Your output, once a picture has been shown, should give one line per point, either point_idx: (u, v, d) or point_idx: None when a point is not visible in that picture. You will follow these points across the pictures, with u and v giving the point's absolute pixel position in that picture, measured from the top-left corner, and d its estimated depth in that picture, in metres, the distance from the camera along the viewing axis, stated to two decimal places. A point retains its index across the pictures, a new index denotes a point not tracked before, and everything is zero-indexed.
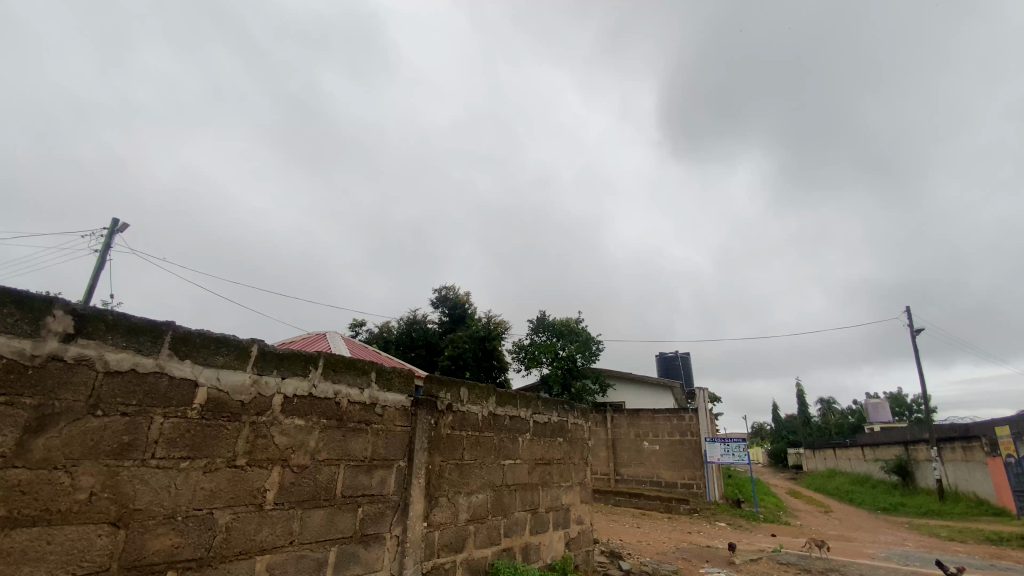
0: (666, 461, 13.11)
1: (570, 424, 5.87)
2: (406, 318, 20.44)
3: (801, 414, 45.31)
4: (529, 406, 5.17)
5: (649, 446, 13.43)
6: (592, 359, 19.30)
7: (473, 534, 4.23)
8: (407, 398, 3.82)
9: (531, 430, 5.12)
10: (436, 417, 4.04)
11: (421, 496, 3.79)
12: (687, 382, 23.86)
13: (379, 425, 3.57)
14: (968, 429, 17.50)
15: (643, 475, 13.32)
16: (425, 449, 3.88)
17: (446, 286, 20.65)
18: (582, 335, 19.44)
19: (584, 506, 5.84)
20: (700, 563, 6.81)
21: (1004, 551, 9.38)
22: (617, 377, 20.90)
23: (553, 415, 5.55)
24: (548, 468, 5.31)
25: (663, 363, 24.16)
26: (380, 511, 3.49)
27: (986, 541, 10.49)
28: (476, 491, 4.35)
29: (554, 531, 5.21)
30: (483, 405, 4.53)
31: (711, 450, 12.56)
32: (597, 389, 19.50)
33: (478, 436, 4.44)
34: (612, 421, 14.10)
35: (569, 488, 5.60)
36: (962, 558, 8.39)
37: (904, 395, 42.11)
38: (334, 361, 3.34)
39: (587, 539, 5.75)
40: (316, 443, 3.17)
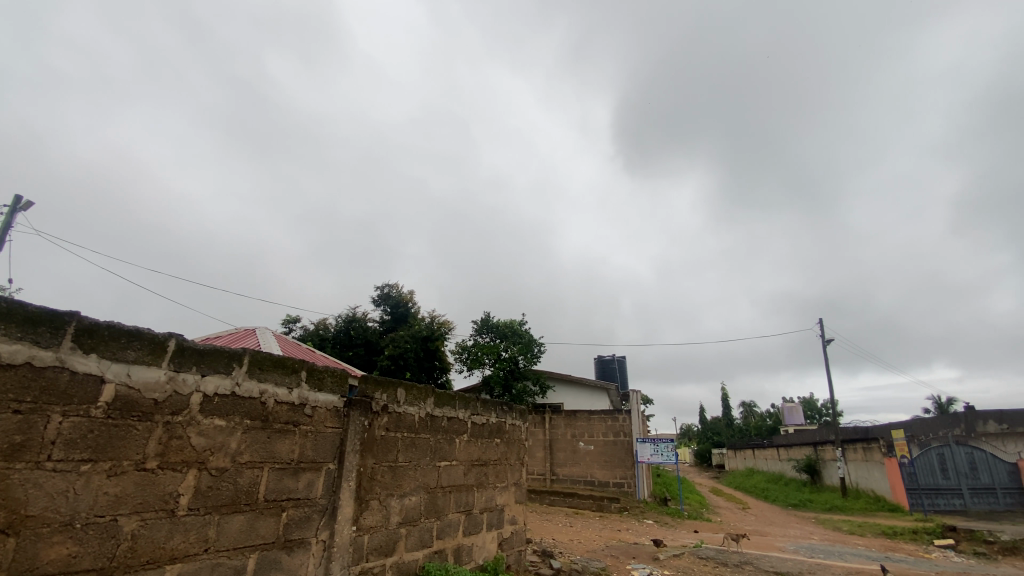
0: (600, 461, 13.49)
1: (508, 425, 5.90)
2: (345, 315, 19.80)
3: (726, 416, 48.13)
4: (468, 407, 5.16)
5: (584, 446, 13.78)
6: (533, 360, 19.55)
7: (404, 537, 4.17)
8: (339, 398, 3.71)
9: (468, 431, 5.11)
10: (371, 418, 3.95)
11: (350, 499, 3.69)
12: (623, 384, 24.71)
13: (308, 427, 3.44)
14: (869, 432, 19.27)
15: (578, 474, 13.65)
16: (356, 451, 3.78)
17: (389, 284, 20.20)
18: (525, 336, 19.67)
19: (518, 507, 5.89)
20: (627, 559, 7.06)
21: (896, 544, 10.42)
22: (557, 378, 21.29)
23: (491, 416, 5.56)
24: (485, 469, 5.32)
25: (601, 366, 24.80)
26: (306, 515, 3.37)
27: (882, 534, 11.57)
28: (409, 493, 4.29)
29: (487, 532, 5.22)
30: (420, 405, 4.48)
31: (642, 450, 13.08)
32: (537, 390, 19.76)
33: (414, 438, 4.38)
34: (551, 421, 14.35)
35: (504, 489, 5.64)
36: (862, 551, 9.23)
37: (815, 400, 45.90)
38: (261, 359, 3.19)
39: (519, 539, 5.80)
40: (237, 445, 3.01)
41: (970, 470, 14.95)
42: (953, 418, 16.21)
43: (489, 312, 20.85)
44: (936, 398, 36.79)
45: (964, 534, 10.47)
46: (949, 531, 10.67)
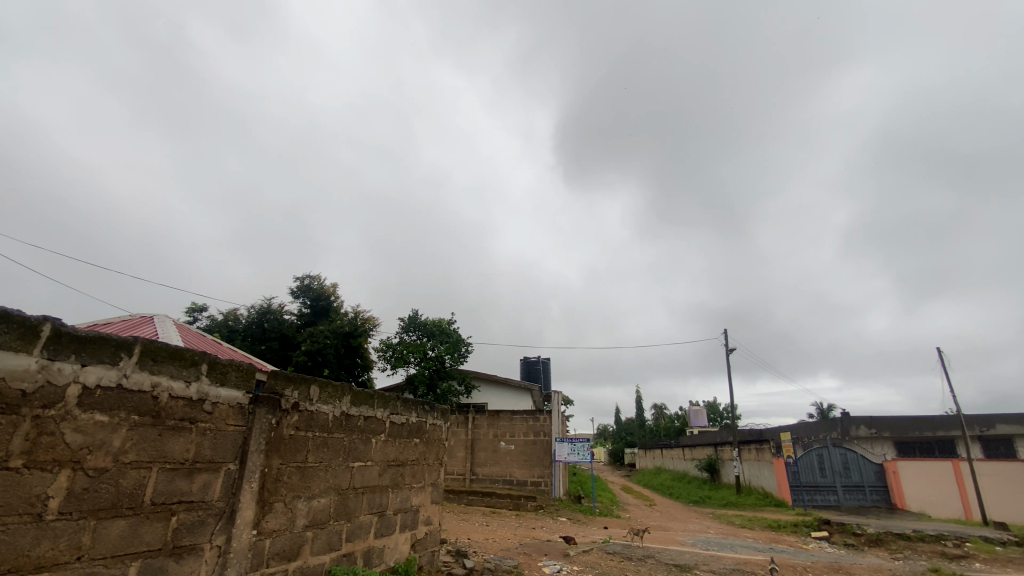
0: (519, 461, 13.71)
1: (428, 424, 5.84)
2: (260, 306, 18.62)
3: (639, 417, 50.82)
4: (387, 406, 5.05)
5: (505, 446, 13.93)
6: (459, 360, 19.47)
7: (310, 540, 4.00)
8: (244, 394, 3.49)
9: (386, 431, 5.00)
10: (279, 416, 3.75)
11: (252, 502, 3.48)
12: (546, 385, 25.28)
13: (206, 424, 3.21)
14: (763, 434, 21.17)
15: (497, 474, 13.79)
16: (261, 451, 3.57)
17: (311, 275, 19.27)
18: (453, 336, 19.58)
19: (434, 507, 5.84)
20: (539, 557, 7.22)
21: (780, 536, 11.54)
22: (482, 378, 21.38)
23: (411, 416, 5.48)
24: (401, 469, 5.22)
25: (526, 367, 25.18)
26: (200, 520, 3.14)
27: (768, 527, 12.74)
28: (319, 495, 4.13)
29: (400, 533, 5.14)
30: (335, 404, 4.32)
31: (560, 449, 13.47)
32: (462, 390, 19.71)
33: (326, 438, 4.21)
34: (473, 421, 14.38)
35: (419, 489, 5.56)
36: (751, 543, 10.14)
37: (717, 404, 49.69)
38: (154, 349, 2.92)
39: (433, 540, 5.76)
40: (122, 443, 2.74)
41: (843, 470, 16.90)
42: (831, 422, 18.51)
43: (417, 309, 20.52)
44: (818, 404, 41.21)
45: (837, 527, 11.78)
46: (824, 524, 11.97)
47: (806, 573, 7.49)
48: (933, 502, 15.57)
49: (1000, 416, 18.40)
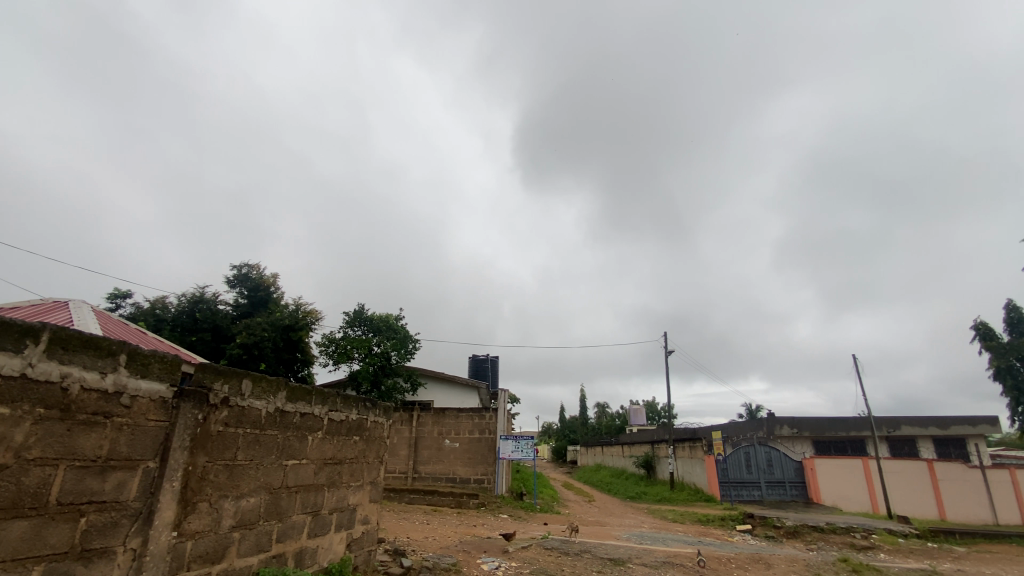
0: (463, 458, 13.68)
1: (369, 422, 5.72)
2: (192, 294, 17.55)
3: (582, 415, 52.02)
4: (325, 403, 4.90)
5: (449, 444, 13.86)
6: (406, 356, 19.16)
7: (237, 542, 3.83)
8: (168, 388, 3.28)
9: (324, 428, 4.86)
10: (206, 411, 3.56)
11: (172, 502, 3.29)
12: (493, 383, 25.33)
13: (123, 419, 2.99)
14: (697, 432, 22.23)
15: (440, 472, 13.71)
16: (185, 448, 3.38)
17: (249, 264, 18.38)
18: (400, 332, 19.25)
19: (372, 506, 5.73)
20: (478, 553, 7.24)
21: (708, 530, 12.17)
22: (429, 375, 21.15)
23: (352, 413, 5.35)
24: (338, 468, 5.10)
25: (474, 365, 25.12)
26: (112, 521, 2.92)
27: (698, 521, 13.41)
28: (248, 494, 3.95)
29: (335, 532, 5.00)
30: (268, 400, 4.14)
31: (503, 447, 13.46)
32: (407, 387, 19.42)
33: (259, 434, 4.04)
34: (418, 419, 14.21)
35: (358, 488, 5.44)
36: (682, 536, 10.62)
37: (656, 404, 51.73)
38: (65, 337, 2.69)
39: (370, 539, 5.65)
40: (26, 438, 2.52)
41: (767, 466, 18.05)
42: (759, 422, 19.82)
43: (363, 304, 20.02)
44: (748, 405, 43.77)
45: (759, 520, 12.55)
46: (748, 518, 12.72)
47: (730, 564, 7.92)
48: (845, 497, 16.89)
49: (905, 418, 20.16)
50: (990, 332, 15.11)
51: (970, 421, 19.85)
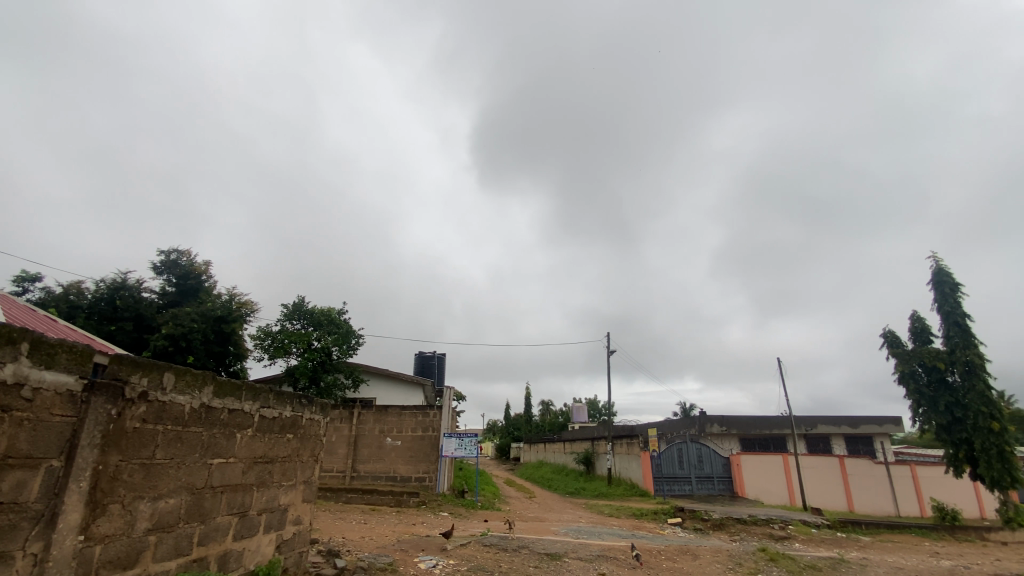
0: (404, 457, 13.47)
1: (304, 419, 5.50)
2: (112, 280, 16.15)
3: (526, 413, 52.60)
4: (256, 399, 4.68)
5: (390, 442, 13.60)
6: (348, 352, 18.61)
7: (153, 545, 3.59)
8: (77, 380, 3.02)
9: (254, 426, 4.64)
10: (120, 407, 3.30)
11: (79, 504, 3.03)
12: (438, 380, 25.07)
13: (24, 414, 2.74)
14: (635, 430, 23.06)
15: (380, 471, 13.45)
16: (95, 446, 3.13)
17: (179, 250, 17.23)
18: (342, 327, 18.65)
19: (305, 506, 5.53)
20: (415, 552, 7.16)
21: (642, 524, 12.65)
22: (371, 372, 20.64)
23: (285, 410, 5.14)
24: (269, 467, 4.88)
25: (420, 361, 24.74)
26: (10, 525, 2.66)
27: (633, 516, 13.90)
28: (166, 496, 3.71)
29: (263, 534, 4.79)
30: (192, 395, 3.91)
31: (447, 445, 13.45)
32: (349, 384, 18.89)
33: (180, 432, 3.80)
34: (359, 416, 13.87)
35: (290, 487, 5.24)
36: (616, 530, 10.98)
37: (598, 402, 53.14)
38: None
39: (301, 540, 5.45)
40: None
41: (698, 462, 19.00)
42: (692, 420, 20.84)
43: (304, 297, 19.27)
44: (683, 404, 45.87)
45: (689, 513, 13.18)
46: (679, 511, 13.33)
47: (660, 557, 8.28)
48: (766, 491, 18.07)
49: (822, 417, 21.69)
50: (897, 340, 16.63)
51: (877, 421, 21.74)
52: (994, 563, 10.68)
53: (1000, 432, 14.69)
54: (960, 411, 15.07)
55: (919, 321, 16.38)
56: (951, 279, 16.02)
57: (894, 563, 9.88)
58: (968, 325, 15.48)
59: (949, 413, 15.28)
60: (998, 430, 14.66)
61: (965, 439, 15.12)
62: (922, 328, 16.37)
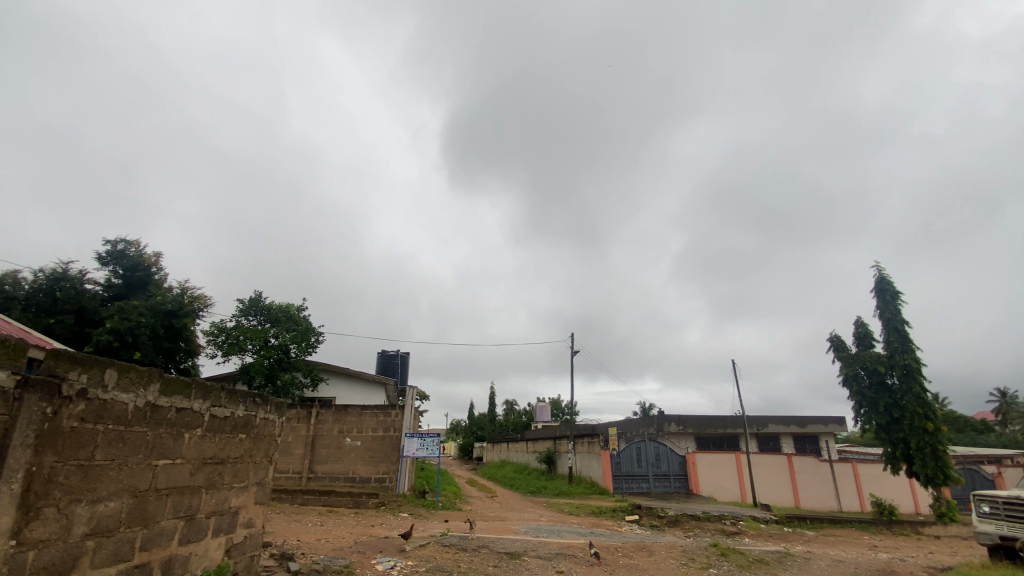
0: (364, 457, 13.23)
1: (258, 419, 5.33)
2: (53, 270, 15.27)
3: (490, 412, 52.59)
4: (207, 397, 4.50)
5: (350, 442, 13.34)
6: (307, 350, 18.11)
7: (92, 551, 3.40)
8: (11, 376, 2.84)
9: (204, 425, 4.46)
10: (56, 405, 3.11)
11: (10, 508, 2.83)
12: (401, 379, 24.74)
13: None
14: (596, 429, 23.43)
15: (339, 471, 13.16)
16: (29, 446, 2.94)
17: (128, 240, 16.36)
18: (301, 323, 18.14)
19: (257, 508, 5.35)
20: (373, 554, 7.05)
21: (600, 521, 12.87)
22: (331, 371, 20.16)
23: (238, 409, 4.96)
24: (219, 468, 4.70)
25: (382, 360, 24.35)
26: None
27: (592, 514, 14.13)
28: (107, 498, 3.53)
29: (212, 538, 4.61)
30: (137, 393, 3.73)
31: (408, 445, 13.30)
32: (307, 382, 18.39)
33: (123, 432, 3.62)
34: (317, 416, 13.52)
35: (241, 490, 5.06)
36: (575, 528, 11.11)
37: (561, 401, 53.70)
38: None
39: (253, 543, 5.28)
40: None
41: (655, 460, 19.49)
42: (650, 419, 21.37)
43: (261, 292, 18.66)
44: (643, 404, 46.92)
45: (646, 510, 13.50)
46: (636, 509, 13.62)
47: (616, 553, 8.44)
48: (719, 488, 18.71)
49: (772, 416, 22.62)
50: (842, 344, 17.52)
51: (823, 421, 22.85)
52: (926, 555, 11.40)
53: (932, 432, 15.72)
54: (898, 412, 16.01)
55: (862, 327, 17.32)
56: (892, 288, 17.02)
57: (835, 556, 10.41)
58: (906, 331, 16.51)
59: (888, 414, 16.22)
60: (931, 429, 15.71)
61: (902, 438, 16.07)
62: (865, 333, 17.31)
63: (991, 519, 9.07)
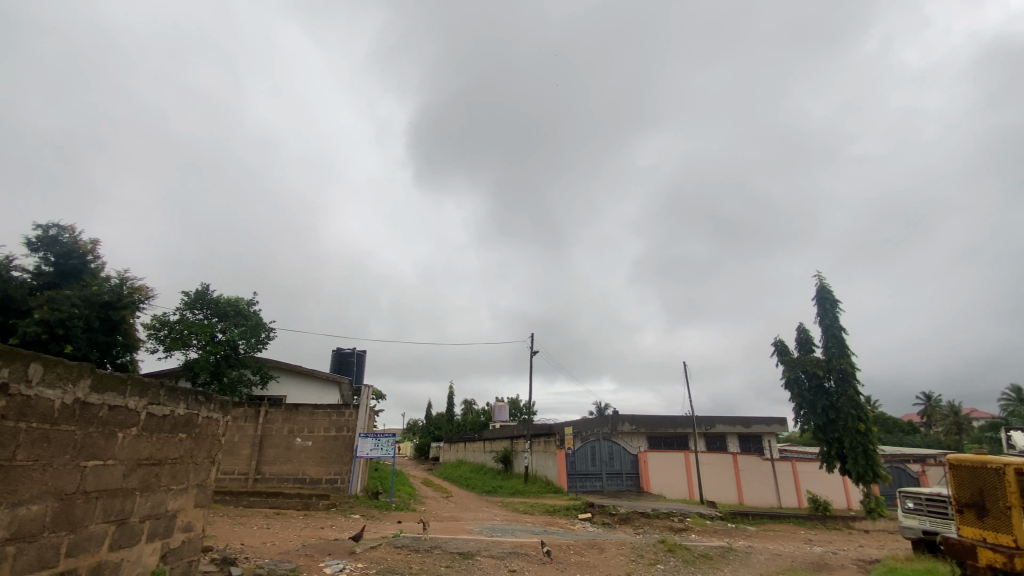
0: (315, 458, 12.87)
1: (200, 418, 5.09)
2: None
3: (448, 412, 52.22)
4: (144, 395, 4.26)
5: (300, 442, 12.93)
6: (256, 346, 17.42)
7: (12, 558, 3.16)
8: None
9: (140, 424, 4.23)
10: None
11: None
12: (356, 378, 24.19)
13: None
14: (552, 429, 23.68)
15: (287, 473, 12.74)
16: None
17: (61, 225, 15.27)
18: (252, 319, 17.45)
19: (197, 511, 5.10)
20: (322, 557, 6.87)
21: (554, 520, 13.05)
22: (282, 368, 19.46)
23: (179, 408, 4.73)
24: (155, 469, 4.46)
25: (337, 358, 23.72)
26: None
27: (546, 512, 14.28)
28: (29, 502, 3.28)
29: (146, 543, 4.37)
30: (65, 389, 3.49)
31: (362, 445, 13.02)
32: (256, 380, 17.70)
33: (48, 431, 3.38)
34: (266, 416, 13.02)
35: (180, 492, 4.81)
36: (529, 527, 11.18)
37: (519, 402, 53.99)
38: None
39: (192, 547, 5.04)
40: None
41: (609, 459, 19.90)
42: (605, 419, 21.83)
43: (209, 285, 17.81)
44: (599, 405, 47.88)
45: (598, 508, 13.76)
46: (589, 507, 13.87)
47: (568, 552, 8.56)
48: (669, 486, 19.30)
49: (720, 417, 23.56)
50: (785, 348, 18.46)
51: (766, 421, 23.99)
52: (856, 548, 12.17)
53: (864, 433, 16.79)
54: (834, 413, 17.01)
55: (804, 332, 18.30)
56: (831, 296, 18.07)
57: (774, 550, 10.96)
58: (843, 337, 17.54)
59: (825, 416, 17.21)
60: (863, 430, 16.76)
61: (837, 438, 17.09)
62: (806, 339, 18.30)
63: (915, 514, 9.78)
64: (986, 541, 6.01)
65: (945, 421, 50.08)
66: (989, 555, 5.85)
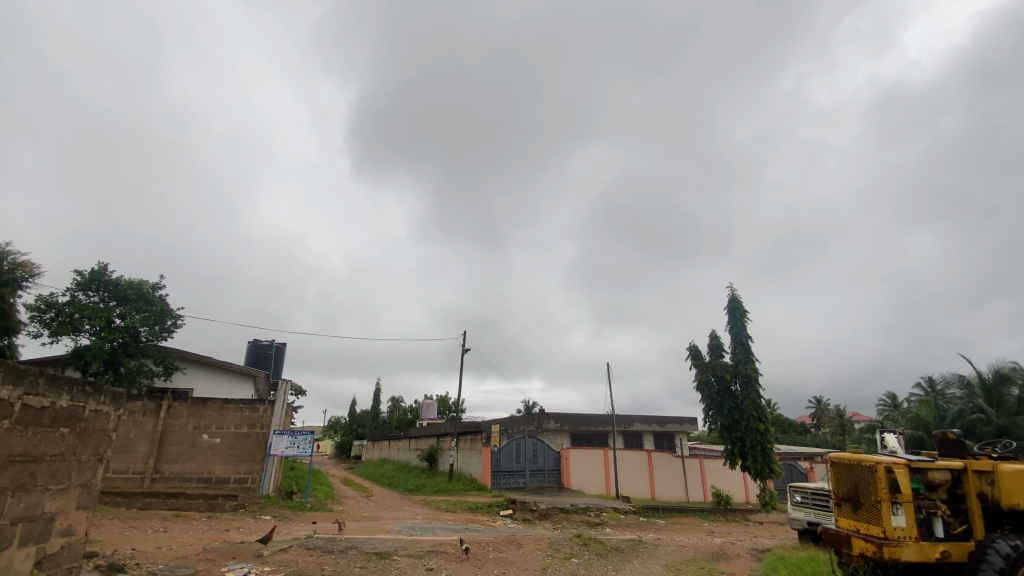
0: (223, 455, 12.05)
1: (89, 411, 4.61)
2: None
3: (373, 409, 50.79)
4: (18, 383, 3.78)
5: (207, 439, 12.06)
6: (160, 335, 15.99)
7: None
8: None
9: (13, 417, 3.76)
10: None
11: None
12: (274, 372, 22.88)
13: None
14: (478, 427, 23.78)
15: (190, 471, 11.84)
16: None
17: None
18: (156, 303, 15.97)
19: (80, 514, 4.62)
20: (224, 561, 6.45)
21: (475, 517, 13.11)
22: (189, 359, 18.00)
23: (63, 398, 4.26)
24: (30, 467, 3.99)
25: (254, 351, 22.28)
26: None
27: (467, 510, 14.30)
28: None
29: (17, 548, 3.90)
30: None
31: (277, 443, 12.34)
32: (159, 371, 16.28)
33: None
34: (168, 410, 12.00)
35: (59, 493, 4.34)
36: (449, 525, 11.12)
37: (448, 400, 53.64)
38: None
39: (73, 553, 4.56)
40: None
41: (532, 456, 20.35)
42: (531, 417, 22.29)
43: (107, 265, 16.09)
44: (526, 405, 48.63)
45: (519, 505, 14.00)
46: (511, 504, 14.08)
47: (487, 548, 8.64)
48: (588, 482, 20.03)
49: (637, 416, 24.78)
50: (698, 353, 19.80)
51: (680, 422, 25.54)
52: (750, 539, 13.31)
53: (763, 432, 18.35)
54: (738, 414, 18.45)
55: (715, 339, 19.72)
56: (741, 307, 19.61)
57: (679, 541, 11.74)
58: (749, 344, 19.10)
59: (731, 416, 18.63)
60: (762, 430, 18.32)
61: (740, 437, 18.55)
62: (716, 345, 19.73)
63: (801, 507, 10.84)
64: (859, 531, 6.78)
65: (832, 423, 55.92)
66: (862, 544, 6.60)
